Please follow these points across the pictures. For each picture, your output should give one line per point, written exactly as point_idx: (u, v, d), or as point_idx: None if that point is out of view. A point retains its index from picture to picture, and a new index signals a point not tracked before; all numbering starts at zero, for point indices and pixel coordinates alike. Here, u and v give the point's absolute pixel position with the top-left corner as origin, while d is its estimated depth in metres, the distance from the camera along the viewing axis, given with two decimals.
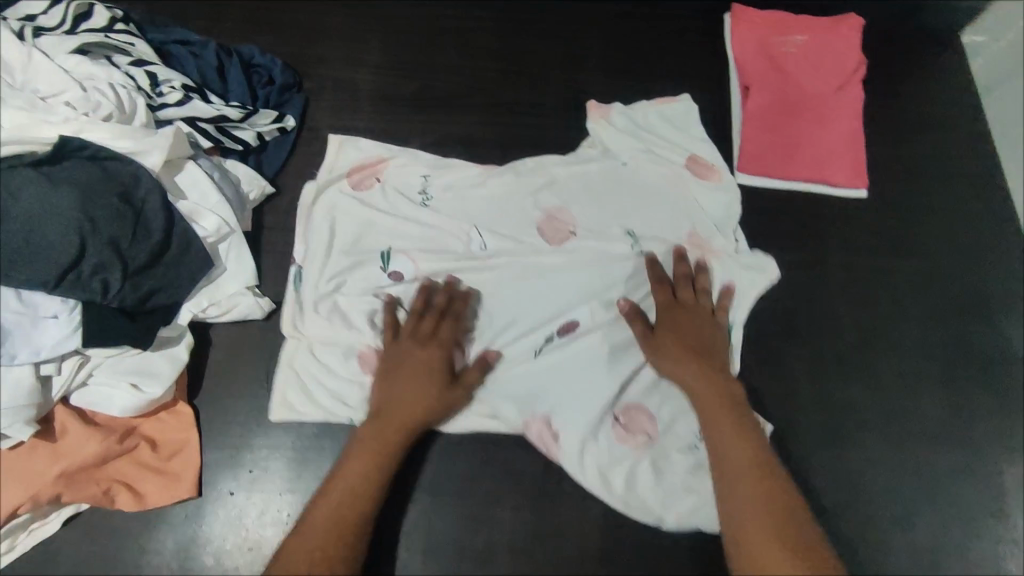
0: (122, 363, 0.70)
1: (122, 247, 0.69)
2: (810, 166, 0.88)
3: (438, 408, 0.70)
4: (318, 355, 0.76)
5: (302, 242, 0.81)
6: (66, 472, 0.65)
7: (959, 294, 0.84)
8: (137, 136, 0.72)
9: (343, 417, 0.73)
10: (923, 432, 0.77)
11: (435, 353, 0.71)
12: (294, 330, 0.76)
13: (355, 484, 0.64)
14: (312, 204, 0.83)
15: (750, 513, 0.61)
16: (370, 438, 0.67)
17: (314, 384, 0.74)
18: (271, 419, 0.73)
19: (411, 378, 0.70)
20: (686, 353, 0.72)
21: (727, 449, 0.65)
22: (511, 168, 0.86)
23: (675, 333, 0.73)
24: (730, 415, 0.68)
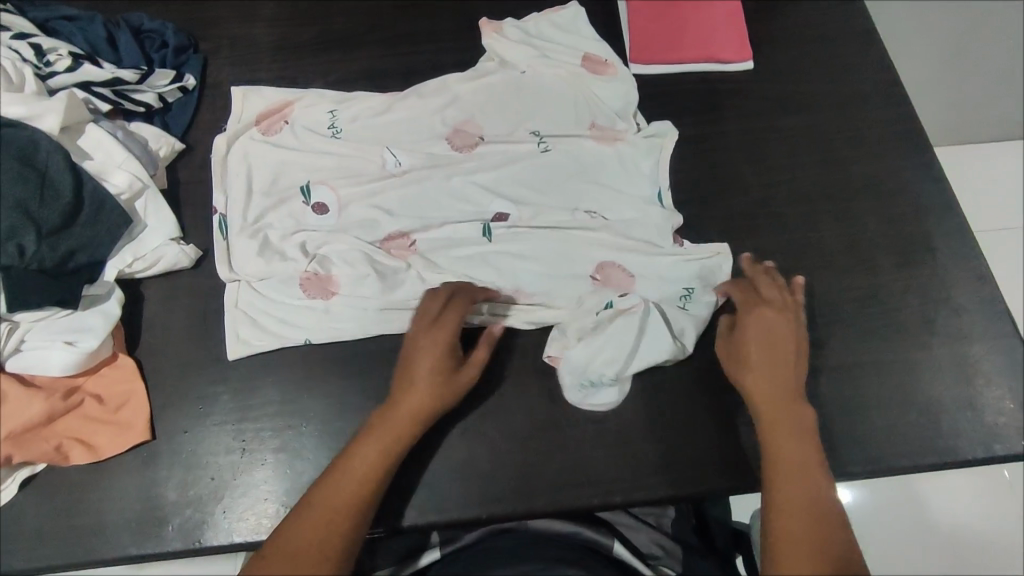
0: (54, 324, 0.71)
1: (32, 210, 0.69)
2: (696, 49, 0.93)
3: (438, 393, 0.67)
4: (261, 291, 0.77)
5: (220, 192, 0.83)
6: (13, 434, 0.66)
7: (851, 139, 0.89)
8: (28, 102, 0.72)
9: (296, 339, 0.75)
10: (836, 265, 0.82)
11: (448, 334, 0.68)
12: (232, 274, 0.78)
13: (359, 470, 0.63)
14: (226, 155, 0.84)
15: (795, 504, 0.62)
16: (384, 430, 0.65)
17: (265, 319, 0.76)
18: (228, 357, 0.75)
19: (419, 360, 0.67)
20: (773, 357, 0.70)
21: (790, 451, 0.65)
22: (416, 90, 0.89)
23: (763, 343, 0.70)
24: (806, 434, 0.66)
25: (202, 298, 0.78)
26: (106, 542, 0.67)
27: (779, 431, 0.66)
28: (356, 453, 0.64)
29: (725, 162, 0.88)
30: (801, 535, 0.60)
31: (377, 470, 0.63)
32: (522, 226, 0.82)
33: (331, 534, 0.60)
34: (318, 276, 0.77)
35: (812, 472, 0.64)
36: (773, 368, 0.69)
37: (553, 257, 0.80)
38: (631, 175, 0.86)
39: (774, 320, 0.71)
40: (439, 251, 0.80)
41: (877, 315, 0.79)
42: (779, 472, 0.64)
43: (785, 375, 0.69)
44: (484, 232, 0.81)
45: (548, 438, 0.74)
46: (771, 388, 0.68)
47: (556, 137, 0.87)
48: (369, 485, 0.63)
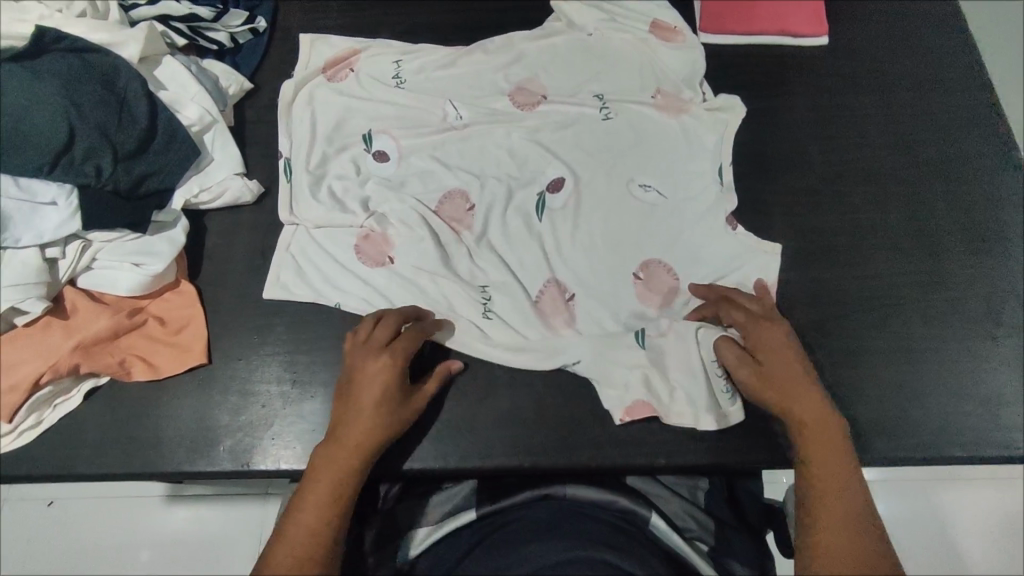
0: (123, 246, 0.73)
1: (110, 133, 0.72)
2: (770, 19, 0.90)
3: (379, 415, 0.65)
4: (316, 240, 0.78)
5: (285, 134, 0.84)
6: (81, 344, 0.69)
7: (926, 122, 0.86)
8: (111, 30, 0.75)
9: (330, 300, 0.76)
10: (897, 247, 0.80)
11: (393, 362, 0.66)
12: (292, 216, 0.79)
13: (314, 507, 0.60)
14: (292, 101, 0.85)
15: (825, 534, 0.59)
16: (333, 459, 0.63)
17: (310, 265, 0.77)
18: (264, 296, 0.76)
19: (362, 393, 0.65)
20: (789, 381, 0.67)
21: (821, 475, 0.62)
22: (480, 47, 0.89)
23: (767, 359, 0.68)
24: (829, 452, 0.63)
25: (263, 235, 0.80)
26: (162, 456, 0.70)
27: (817, 449, 0.63)
28: (312, 486, 0.61)
29: (791, 137, 0.86)
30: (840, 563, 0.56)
31: (348, 479, 0.62)
32: (579, 195, 0.81)
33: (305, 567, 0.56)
34: (375, 235, 0.78)
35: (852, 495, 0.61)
36: (799, 387, 0.66)
37: (608, 233, 0.80)
38: (692, 150, 0.84)
39: (762, 330, 0.69)
40: (496, 212, 0.80)
41: (942, 303, 0.77)
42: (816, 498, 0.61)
43: (799, 397, 0.66)
44: (537, 208, 0.81)
45: (591, 396, 0.74)
46: (795, 410, 0.65)
47: (618, 102, 0.86)
48: (328, 515, 0.60)
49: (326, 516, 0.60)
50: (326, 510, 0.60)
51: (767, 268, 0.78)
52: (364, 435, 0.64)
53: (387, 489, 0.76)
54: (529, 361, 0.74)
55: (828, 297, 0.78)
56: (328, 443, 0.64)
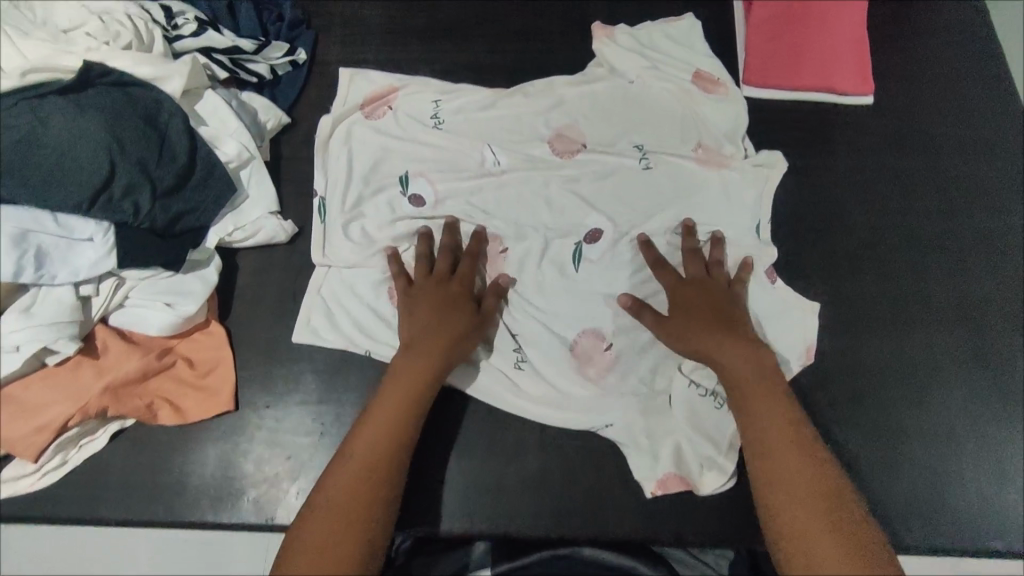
0: (156, 285, 0.72)
1: (150, 169, 0.71)
2: (817, 75, 0.89)
3: (443, 335, 0.70)
4: (349, 286, 0.78)
5: (321, 173, 0.83)
6: (110, 386, 0.68)
7: (968, 190, 0.85)
8: (155, 63, 0.74)
9: (362, 347, 0.75)
10: (939, 319, 0.78)
11: (459, 289, 0.73)
12: (324, 258, 0.78)
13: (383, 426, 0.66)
14: (328, 138, 0.84)
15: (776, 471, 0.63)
16: (403, 379, 0.68)
17: (342, 310, 0.77)
18: (294, 339, 0.75)
19: (421, 317, 0.71)
20: (715, 335, 0.70)
21: (757, 420, 0.66)
22: (520, 90, 0.88)
23: (688, 313, 0.72)
24: (764, 396, 0.67)
25: (294, 277, 0.79)
26: (186, 504, 0.69)
27: (744, 396, 0.68)
28: (375, 413, 0.67)
29: (833, 198, 0.84)
30: (797, 498, 0.61)
31: (418, 397, 0.68)
32: (616, 249, 0.80)
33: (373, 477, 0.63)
34: None
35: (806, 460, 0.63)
36: (733, 355, 0.69)
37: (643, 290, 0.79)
38: (732, 207, 0.82)
39: (694, 285, 0.74)
40: (529, 263, 0.79)
41: (977, 381, 0.76)
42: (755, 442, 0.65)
43: (727, 345, 0.70)
44: (575, 257, 0.80)
45: (620, 461, 0.74)
46: (724, 361, 0.69)
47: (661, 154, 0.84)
48: (399, 432, 0.66)
49: (393, 435, 0.65)
50: (398, 428, 0.66)
51: (804, 330, 0.77)
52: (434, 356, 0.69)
53: (402, 541, 0.74)
54: (571, 420, 0.74)
55: (861, 369, 0.76)
56: (402, 363, 0.69)
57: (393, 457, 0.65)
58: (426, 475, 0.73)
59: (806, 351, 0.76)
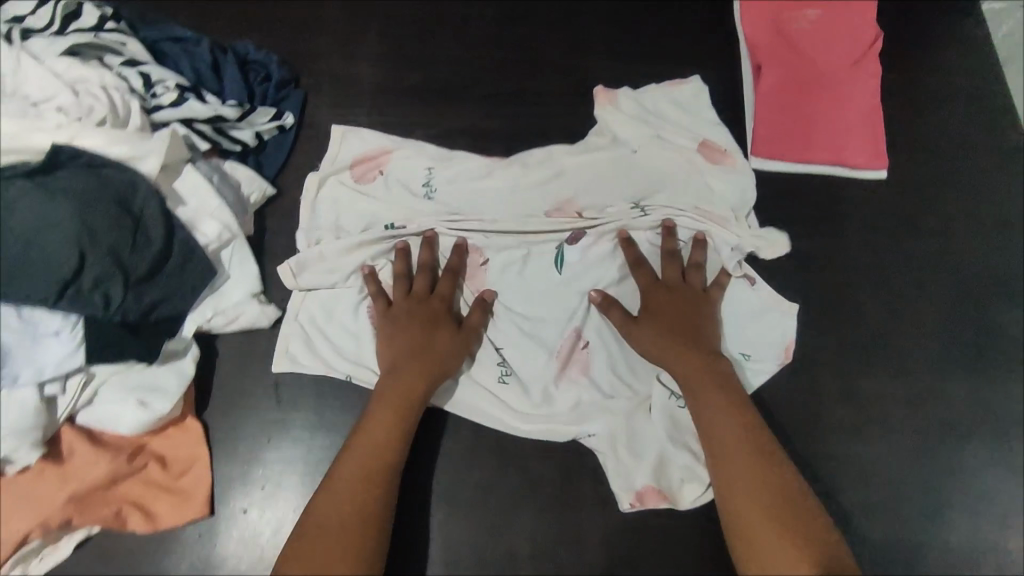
0: (128, 379, 0.68)
1: (123, 258, 0.66)
2: (827, 148, 0.86)
3: (424, 348, 0.71)
4: (331, 317, 0.76)
5: (307, 219, 0.80)
6: (75, 495, 0.64)
7: (971, 279, 0.83)
8: (131, 142, 0.70)
9: (341, 372, 0.74)
10: (949, 421, 0.78)
11: (439, 304, 0.74)
12: (298, 283, 0.75)
13: (370, 441, 0.67)
14: (316, 194, 0.80)
15: (735, 476, 0.65)
16: (388, 393, 0.69)
17: (321, 339, 0.75)
18: (273, 369, 0.74)
19: (402, 331, 0.72)
20: (680, 343, 0.72)
21: (717, 424, 0.68)
22: (518, 159, 0.84)
23: (656, 316, 0.74)
24: (723, 400, 0.69)
25: (274, 366, 0.75)
26: None
27: (702, 396, 0.70)
28: (364, 429, 0.67)
29: (842, 285, 0.82)
30: (756, 501, 0.64)
31: (406, 411, 0.68)
32: (601, 261, 0.79)
33: (365, 492, 0.64)
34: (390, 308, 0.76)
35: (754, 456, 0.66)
36: (682, 358, 0.72)
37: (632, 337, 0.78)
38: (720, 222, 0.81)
39: (666, 291, 0.75)
40: (512, 272, 0.79)
41: (967, 487, 0.76)
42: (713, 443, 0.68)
43: (688, 352, 0.72)
44: (556, 263, 0.79)
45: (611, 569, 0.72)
46: (686, 366, 0.71)
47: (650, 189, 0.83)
48: (388, 446, 0.67)
49: (382, 448, 0.67)
50: (384, 440, 0.67)
51: (783, 328, 0.79)
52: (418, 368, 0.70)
53: None
54: (557, 430, 0.75)
55: (855, 470, 0.76)
56: (388, 379, 0.70)
57: (382, 470, 0.66)
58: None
59: (785, 349, 0.79)
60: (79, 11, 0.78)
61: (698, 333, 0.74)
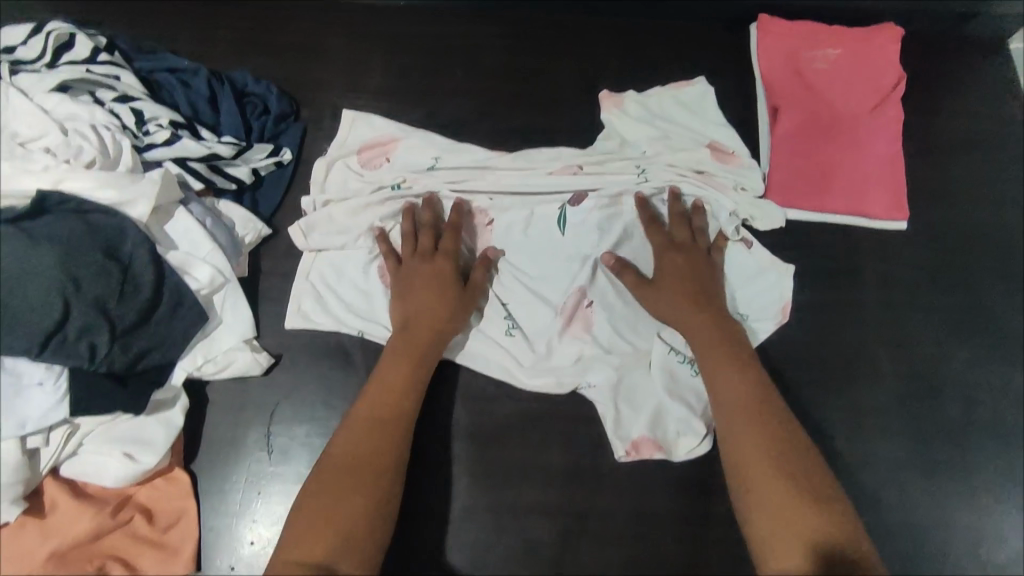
0: (114, 430, 0.66)
1: (110, 307, 0.64)
2: (845, 196, 0.83)
3: (431, 305, 0.71)
4: (338, 271, 0.77)
5: (318, 189, 0.81)
6: (57, 551, 0.62)
7: (993, 337, 0.80)
8: (121, 185, 0.68)
9: (352, 329, 0.75)
10: (969, 484, 0.75)
11: (444, 262, 0.73)
12: (307, 243, 0.77)
13: (380, 396, 0.67)
14: (325, 181, 0.81)
15: (738, 431, 0.63)
16: (396, 351, 0.69)
17: (330, 294, 0.76)
18: (286, 326, 0.76)
19: (413, 288, 0.72)
20: (688, 300, 0.71)
21: (721, 383, 0.66)
22: (522, 155, 0.82)
23: (666, 278, 0.73)
24: (730, 357, 0.68)
25: (266, 414, 0.73)
26: None
27: (709, 354, 0.68)
28: (376, 383, 0.67)
29: (858, 337, 0.79)
30: (759, 453, 0.61)
31: (415, 368, 0.68)
32: (608, 228, 0.78)
33: (379, 440, 0.64)
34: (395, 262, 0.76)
35: (758, 403, 0.64)
36: (695, 311, 0.71)
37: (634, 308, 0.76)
38: (723, 190, 0.81)
39: (676, 253, 0.74)
40: (516, 232, 0.79)
41: (981, 556, 0.73)
42: (721, 399, 0.66)
43: (698, 311, 0.71)
44: (559, 223, 0.79)
45: None
46: (694, 326, 0.70)
47: (662, 168, 0.81)
48: (400, 401, 0.66)
49: (395, 401, 0.66)
50: (398, 394, 0.67)
51: (781, 289, 0.79)
52: (428, 324, 0.70)
53: None
54: (556, 384, 0.73)
55: (873, 530, 0.73)
56: (399, 335, 0.70)
57: (392, 421, 0.65)
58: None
59: (782, 311, 0.78)
60: (71, 41, 0.77)
61: (706, 292, 0.72)
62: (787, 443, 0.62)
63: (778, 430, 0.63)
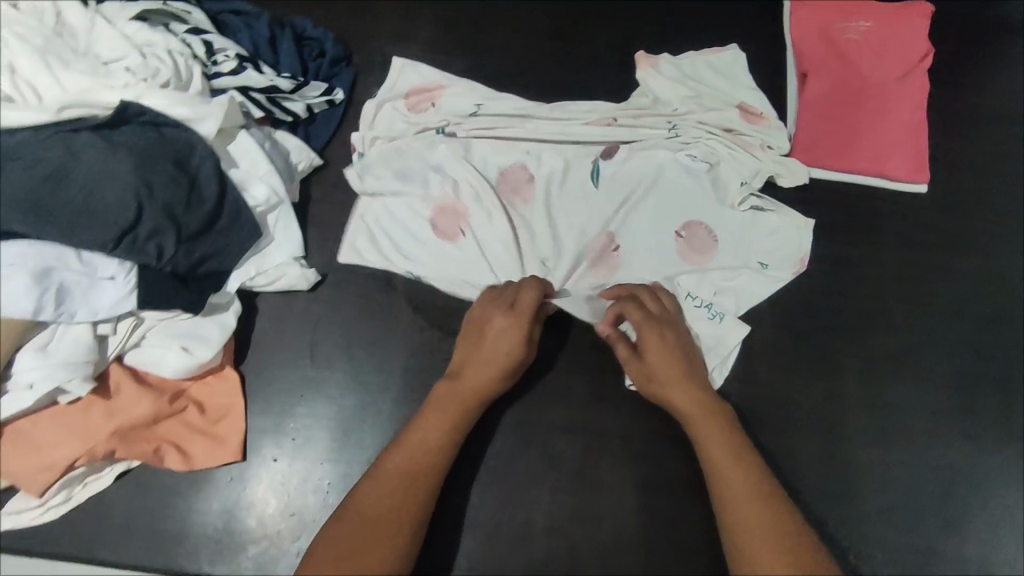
0: (174, 327, 0.72)
1: (177, 213, 0.70)
2: (869, 158, 0.86)
3: (497, 364, 0.68)
4: (390, 212, 0.82)
5: (365, 128, 0.86)
6: (119, 430, 0.68)
7: (1007, 300, 0.82)
8: (192, 104, 0.74)
9: (402, 268, 0.79)
10: (977, 437, 0.77)
11: (521, 324, 0.69)
12: (362, 184, 0.82)
13: (417, 446, 0.65)
14: (372, 121, 0.87)
15: (740, 507, 0.60)
16: (450, 399, 0.67)
17: (381, 233, 0.81)
18: (339, 260, 0.80)
19: (485, 340, 0.69)
20: (680, 372, 0.68)
21: (718, 459, 0.63)
22: (560, 106, 0.87)
23: (659, 351, 0.69)
24: (723, 432, 0.65)
25: (312, 325, 0.78)
26: (186, 555, 0.69)
27: (702, 428, 0.66)
28: (414, 433, 0.66)
29: (874, 292, 0.82)
30: (758, 533, 0.58)
31: (458, 423, 0.67)
32: (635, 180, 0.84)
33: (408, 492, 0.62)
34: (451, 213, 0.81)
35: (763, 491, 0.61)
36: (688, 390, 0.68)
37: (657, 254, 0.81)
38: (750, 148, 0.85)
39: (666, 328, 0.71)
40: (552, 179, 0.84)
41: (992, 507, 0.75)
42: (719, 478, 0.63)
43: (690, 385, 0.68)
44: (592, 174, 0.84)
45: (629, 558, 0.69)
46: (683, 398, 0.67)
47: (692, 127, 0.86)
48: (435, 456, 0.65)
49: (429, 453, 0.64)
50: (433, 447, 0.65)
51: (801, 241, 0.82)
52: (483, 381, 0.68)
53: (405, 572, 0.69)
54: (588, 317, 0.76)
55: (881, 474, 0.76)
56: (451, 384, 0.69)
57: (420, 477, 0.63)
58: (437, 554, 0.70)
59: (801, 261, 0.82)
60: None
61: (693, 366, 0.70)
62: (787, 526, 0.58)
63: (785, 528, 0.58)
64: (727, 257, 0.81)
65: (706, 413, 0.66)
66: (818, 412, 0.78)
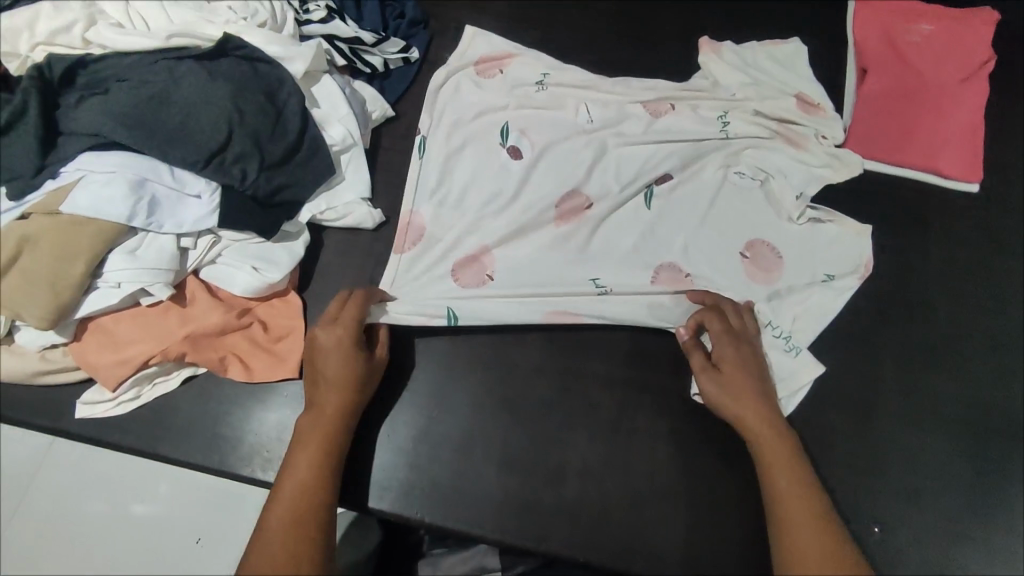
0: (247, 248, 0.76)
1: (262, 142, 0.75)
2: (924, 154, 0.87)
3: (340, 383, 0.69)
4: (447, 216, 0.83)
5: (434, 92, 0.90)
6: (191, 335, 0.73)
7: None
8: (285, 44, 0.79)
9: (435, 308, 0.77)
10: (1014, 432, 0.78)
11: (346, 337, 0.70)
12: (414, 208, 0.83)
13: (301, 479, 0.64)
14: (441, 86, 0.90)
15: (801, 537, 0.61)
16: (309, 434, 0.67)
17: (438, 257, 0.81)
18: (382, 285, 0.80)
19: (325, 358, 0.70)
20: (754, 391, 0.70)
21: (785, 484, 0.64)
22: (622, 82, 0.91)
23: (734, 364, 0.72)
24: (792, 459, 0.66)
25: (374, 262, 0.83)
26: (240, 460, 0.74)
27: (771, 453, 0.67)
28: (291, 472, 0.65)
29: (919, 284, 0.84)
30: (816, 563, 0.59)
31: (328, 448, 0.67)
32: (687, 168, 0.86)
33: (300, 530, 0.61)
34: (474, 264, 0.81)
35: (826, 524, 0.62)
36: (760, 410, 0.69)
37: (713, 252, 0.83)
38: (803, 138, 0.88)
39: (738, 347, 0.73)
40: (611, 149, 0.87)
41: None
42: (784, 503, 0.64)
43: (764, 409, 0.69)
44: (646, 199, 0.85)
45: (659, 508, 0.72)
46: (754, 415, 0.69)
47: (745, 115, 0.88)
48: (317, 488, 0.64)
49: (309, 487, 0.64)
50: (313, 477, 0.64)
51: (862, 247, 0.84)
52: (333, 406, 0.69)
53: (445, 494, 0.73)
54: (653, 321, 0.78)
55: (912, 457, 0.77)
56: (309, 416, 0.68)
57: (310, 510, 0.62)
58: (478, 484, 0.73)
59: (864, 266, 0.83)
60: None
61: (764, 390, 0.71)
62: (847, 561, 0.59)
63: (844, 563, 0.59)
64: (797, 278, 0.82)
65: (777, 430, 0.68)
66: (854, 392, 0.79)
